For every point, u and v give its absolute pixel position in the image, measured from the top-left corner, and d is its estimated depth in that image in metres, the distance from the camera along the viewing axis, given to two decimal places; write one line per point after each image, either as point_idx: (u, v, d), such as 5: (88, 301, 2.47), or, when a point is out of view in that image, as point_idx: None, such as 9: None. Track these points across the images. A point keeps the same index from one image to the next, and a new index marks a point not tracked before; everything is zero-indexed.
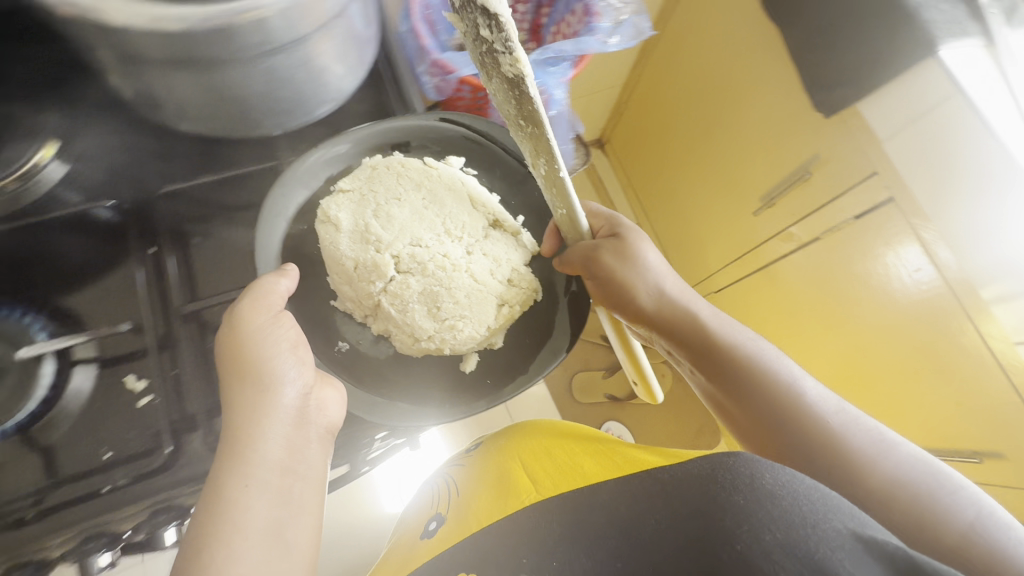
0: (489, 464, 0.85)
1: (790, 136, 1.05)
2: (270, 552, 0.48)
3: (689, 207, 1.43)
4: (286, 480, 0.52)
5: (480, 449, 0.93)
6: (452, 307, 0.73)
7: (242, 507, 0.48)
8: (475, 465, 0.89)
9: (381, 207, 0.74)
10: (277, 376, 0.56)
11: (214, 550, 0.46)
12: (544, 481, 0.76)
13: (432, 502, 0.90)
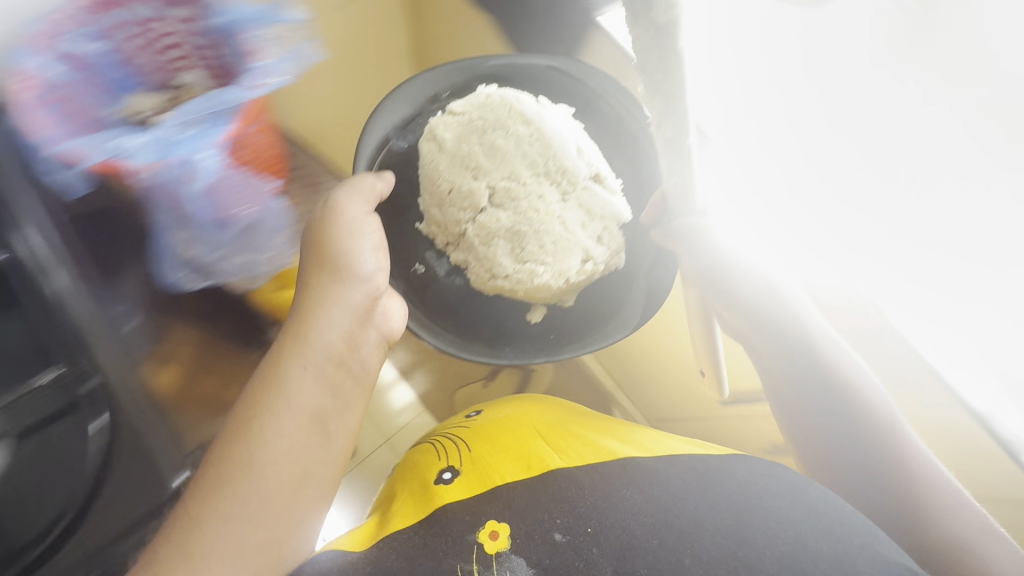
0: (503, 426, 0.73)
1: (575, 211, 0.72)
2: (316, 439, 0.50)
3: None
4: (345, 377, 0.54)
5: (485, 415, 0.78)
6: (537, 248, 0.70)
7: (300, 392, 0.50)
8: (478, 430, 0.73)
9: (495, 136, 0.71)
10: (359, 277, 0.56)
11: (271, 423, 0.48)
12: (568, 448, 0.66)
13: (414, 482, 0.68)
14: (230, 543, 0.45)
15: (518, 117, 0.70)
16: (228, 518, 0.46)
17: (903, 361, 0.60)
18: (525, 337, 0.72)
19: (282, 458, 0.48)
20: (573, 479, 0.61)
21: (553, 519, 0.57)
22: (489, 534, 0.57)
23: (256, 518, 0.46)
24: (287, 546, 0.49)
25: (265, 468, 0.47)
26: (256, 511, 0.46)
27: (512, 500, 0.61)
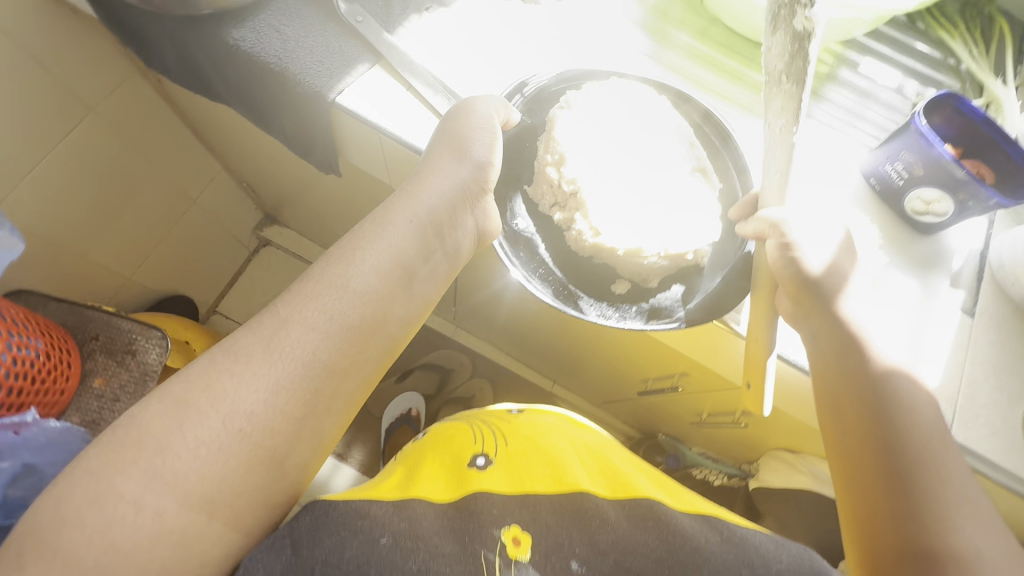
0: (541, 435, 0.65)
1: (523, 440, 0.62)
2: (405, 276, 0.49)
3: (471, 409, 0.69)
4: (441, 243, 0.52)
5: (527, 412, 0.70)
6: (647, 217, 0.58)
7: (399, 237, 0.49)
8: (517, 426, 0.66)
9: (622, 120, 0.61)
10: (469, 180, 0.52)
11: (367, 258, 0.48)
12: (598, 476, 0.61)
13: (446, 459, 0.62)
14: (302, 346, 0.44)
15: (638, 107, 0.61)
16: (307, 326, 0.45)
17: (970, 400, 0.53)
18: (611, 302, 0.59)
19: (369, 294, 0.47)
20: (601, 509, 0.57)
21: (575, 547, 0.54)
22: (512, 538, 0.53)
23: (332, 334, 0.45)
24: (332, 415, 0.45)
25: (354, 295, 0.47)
26: (331, 328, 0.45)
27: (538, 509, 0.56)
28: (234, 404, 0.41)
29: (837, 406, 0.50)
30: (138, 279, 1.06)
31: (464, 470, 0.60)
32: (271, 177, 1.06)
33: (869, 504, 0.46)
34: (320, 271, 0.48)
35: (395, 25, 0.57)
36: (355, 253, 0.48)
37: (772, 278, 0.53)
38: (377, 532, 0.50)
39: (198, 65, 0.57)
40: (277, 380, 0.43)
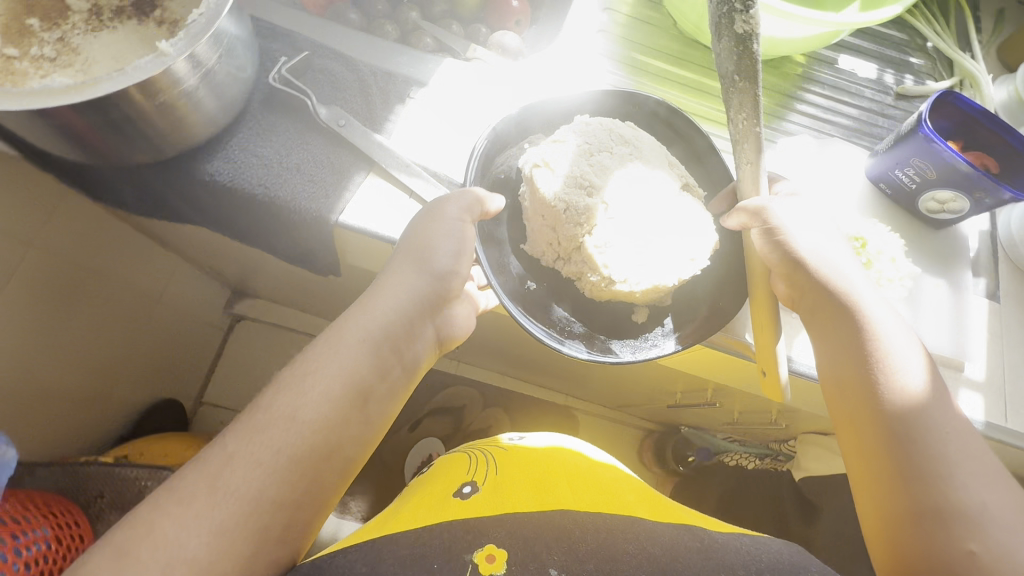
0: (539, 461, 0.55)
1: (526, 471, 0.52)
2: (361, 399, 0.42)
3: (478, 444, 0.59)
4: (397, 355, 0.45)
5: (526, 439, 0.60)
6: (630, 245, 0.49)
7: (354, 352, 0.43)
8: (515, 454, 0.56)
9: (607, 165, 0.50)
10: (427, 283, 0.46)
11: (321, 381, 0.41)
12: (593, 497, 0.50)
13: (431, 490, 0.52)
14: (250, 485, 0.37)
15: (621, 142, 0.51)
16: (254, 462, 0.38)
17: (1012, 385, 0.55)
18: (635, 337, 0.51)
19: (323, 421, 0.41)
20: (591, 530, 0.45)
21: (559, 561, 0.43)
22: (483, 555, 0.43)
23: (281, 470, 0.38)
24: (286, 546, 0.39)
25: (306, 424, 0.40)
26: (281, 464, 0.38)
27: (518, 528, 0.46)
28: (173, 552, 0.34)
29: (831, 370, 0.46)
30: (115, 391, 0.92)
31: (446, 497, 0.50)
32: (234, 263, 0.96)
33: (881, 479, 0.42)
34: (271, 397, 0.41)
35: (381, 122, 0.52)
36: (307, 375, 0.41)
37: (762, 264, 0.48)
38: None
39: (168, 200, 0.50)
40: (221, 524, 0.36)
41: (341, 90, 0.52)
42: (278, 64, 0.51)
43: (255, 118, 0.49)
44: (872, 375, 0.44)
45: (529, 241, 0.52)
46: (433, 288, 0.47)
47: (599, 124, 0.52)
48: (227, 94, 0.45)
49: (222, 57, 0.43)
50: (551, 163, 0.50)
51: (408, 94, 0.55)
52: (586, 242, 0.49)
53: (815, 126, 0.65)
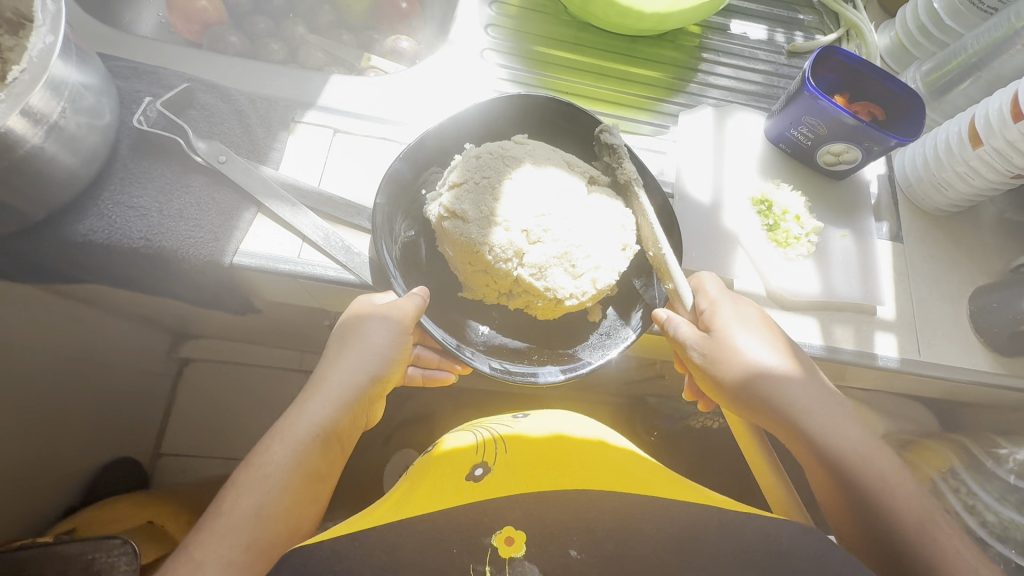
0: (552, 439, 0.50)
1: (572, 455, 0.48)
2: (315, 494, 0.43)
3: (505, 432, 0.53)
4: (344, 445, 0.45)
5: (533, 418, 0.56)
6: (575, 255, 0.49)
7: (307, 449, 0.43)
8: (525, 434, 0.52)
9: (506, 190, 0.49)
10: (372, 382, 0.45)
11: (278, 480, 0.41)
12: (607, 471, 0.46)
13: (438, 471, 0.48)
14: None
15: (517, 154, 0.51)
16: (222, 563, 0.38)
17: (921, 319, 0.58)
18: (588, 336, 0.52)
19: (282, 519, 0.41)
20: (607, 506, 0.42)
21: (571, 533, 0.41)
22: (501, 538, 0.41)
23: (248, 566, 0.39)
24: None
25: (269, 521, 0.40)
26: (247, 563, 0.39)
27: (534, 507, 0.42)
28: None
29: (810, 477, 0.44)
30: (54, 468, 0.84)
31: (458, 480, 0.46)
32: (159, 311, 0.89)
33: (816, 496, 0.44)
34: (233, 498, 0.40)
35: (266, 152, 0.50)
36: (262, 474, 0.41)
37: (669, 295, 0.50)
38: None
39: (46, 268, 0.46)
40: None
41: (219, 124, 0.50)
42: (142, 104, 0.48)
43: (125, 166, 0.46)
44: (848, 482, 0.41)
45: (466, 287, 0.51)
46: (375, 386, 0.46)
47: (483, 153, 0.50)
48: (84, 147, 0.43)
49: (67, 109, 0.40)
50: (456, 210, 0.48)
51: (293, 118, 0.52)
52: (517, 272, 0.48)
53: (715, 94, 0.66)
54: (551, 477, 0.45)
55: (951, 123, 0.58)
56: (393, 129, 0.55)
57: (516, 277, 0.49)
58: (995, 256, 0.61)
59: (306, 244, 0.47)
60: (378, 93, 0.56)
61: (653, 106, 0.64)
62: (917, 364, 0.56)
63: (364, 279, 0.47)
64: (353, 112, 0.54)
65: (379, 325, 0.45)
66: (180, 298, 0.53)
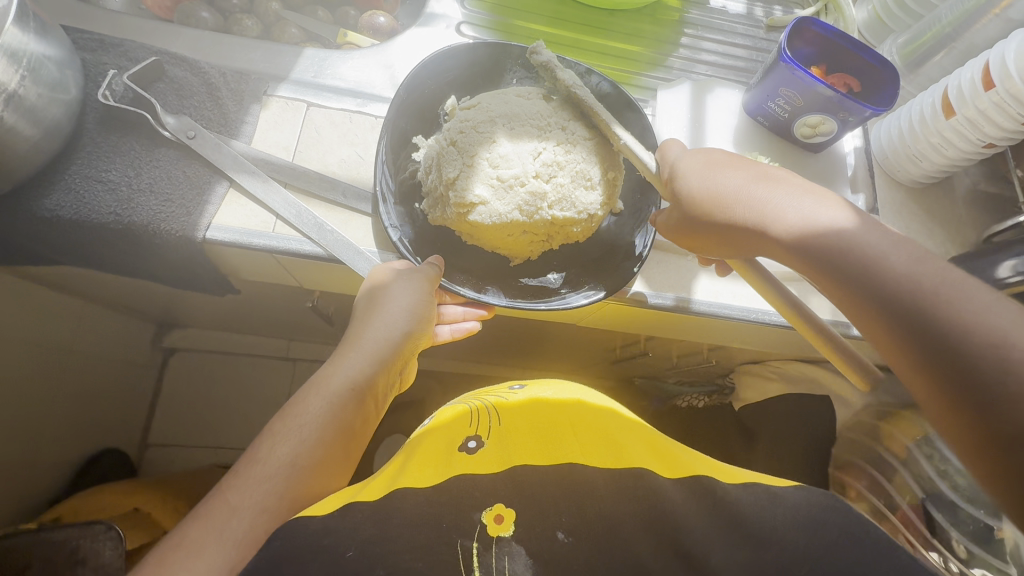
0: (550, 409, 0.48)
1: (573, 431, 0.46)
2: (351, 449, 0.42)
3: (501, 398, 0.51)
4: (376, 405, 0.46)
5: (530, 389, 0.53)
6: (585, 167, 0.49)
7: (348, 399, 0.43)
8: (522, 404, 0.49)
9: (500, 152, 0.48)
10: (403, 338, 0.46)
11: (313, 433, 0.41)
12: (603, 447, 0.45)
13: (430, 445, 0.45)
14: (254, 532, 0.36)
15: (479, 108, 0.50)
16: (258, 509, 0.37)
17: None
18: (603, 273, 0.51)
19: (317, 470, 0.40)
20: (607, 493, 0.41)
21: (562, 515, 0.40)
22: (490, 516, 0.39)
23: (282, 515, 0.38)
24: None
25: (302, 469, 0.40)
26: (281, 511, 0.38)
27: (527, 485, 0.42)
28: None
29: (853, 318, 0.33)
30: (42, 459, 0.83)
31: (451, 454, 0.44)
32: (142, 299, 0.87)
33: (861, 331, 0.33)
34: (268, 445, 0.40)
35: (237, 126, 0.49)
36: (298, 424, 0.41)
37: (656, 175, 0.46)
38: (338, 544, 0.35)
39: (15, 245, 0.45)
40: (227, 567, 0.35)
41: (188, 97, 0.49)
42: (107, 77, 0.46)
43: (92, 140, 0.45)
44: (871, 289, 0.32)
45: (513, 255, 0.51)
46: (408, 342, 0.47)
47: (462, 132, 0.49)
48: (47, 118, 0.42)
49: (27, 78, 0.39)
50: (456, 190, 0.47)
51: (266, 91, 0.52)
52: (554, 213, 0.49)
53: (697, 69, 0.66)
54: (557, 453, 0.44)
55: (924, 95, 0.58)
56: (367, 102, 0.54)
57: (552, 222, 0.49)
58: (969, 225, 0.62)
59: (280, 218, 0.47)
60: (354, 66, 0.56)
61: (634, 80, 0.64)
62: None
63: (333, 255, 0.46)
64: (328, 86, 0.54)
65: (407, 281, 0.46)
66: (156, 277, 0.52)
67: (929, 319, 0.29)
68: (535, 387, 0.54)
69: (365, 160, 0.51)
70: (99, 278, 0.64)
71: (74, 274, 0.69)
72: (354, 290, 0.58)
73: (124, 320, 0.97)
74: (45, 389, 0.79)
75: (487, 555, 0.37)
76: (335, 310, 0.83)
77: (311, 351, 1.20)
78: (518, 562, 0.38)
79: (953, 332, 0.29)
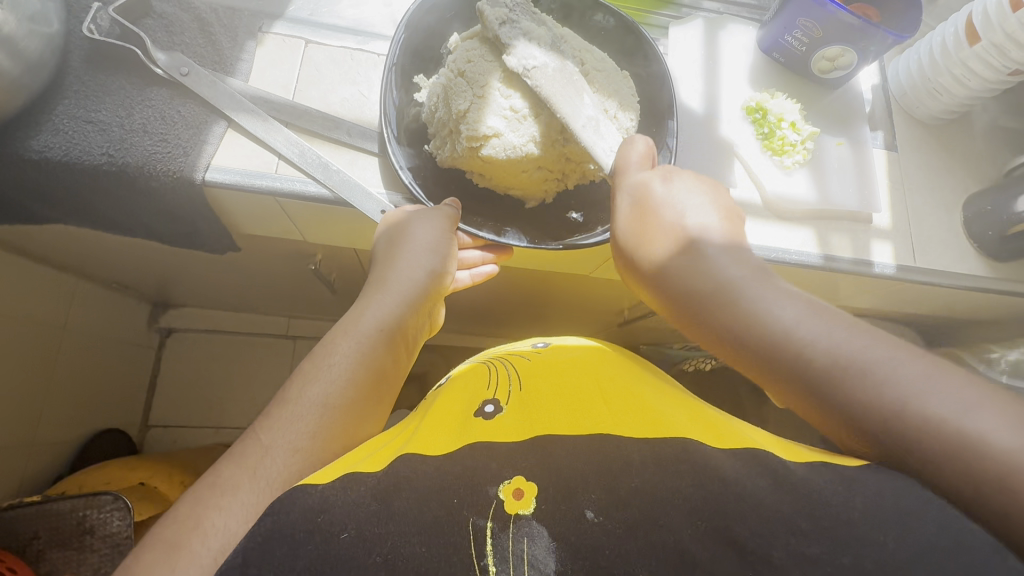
0: (571, 373, 0.46)
1: (600, 395, 0.43)
2: (382, 392, 0.41)
3: (525, 364, 0.49)
4: (406, 350, 0.44)
5: (554, 350, 0.51)
6: (601, 96, 0.47)
7: (377, 339, 0.41)
8: (544, 366, 0.48)
9: (510, 83, 0.46)
10: (428, 278, 0.45)
11: (344, 372, 0.39)
12: (636, 412, 0.41)
13: (447, 407, 0.43)
14: (289, 472, 0.35)
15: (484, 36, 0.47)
16: (290, 448, 0.35)
17: (920, 224, 0.57)
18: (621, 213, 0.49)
19: (348, 410, 0.38)
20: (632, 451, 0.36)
21: (590, 489, 0.34)
22: (509, 490, 0.34)
23: (317, 454, 0.36)
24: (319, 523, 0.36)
25: (332, 409, 0.38)
26: (315, 450, 0.36)
27: (548, 455, 0.36)
28: (224, 539, 0.31)
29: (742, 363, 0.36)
30: (43, 437, 0.82)
31: (467, 418, 0.41)
32: (136, 274, 0.85)
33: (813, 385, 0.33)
34: (301, 386, 0.38)
35: (233, 64, 0.47)
36: (328, 364, 0.39)
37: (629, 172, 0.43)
38: (332, 525, 0.30)
39: (4, 197, 0.43)
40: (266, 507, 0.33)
41: (178, 34, 0.46)
42: (91, 12, 0.44)
43: (78, 79, 0.43)
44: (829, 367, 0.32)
45: (528, 197, 0.50)
46: (434, 283, 0.46)
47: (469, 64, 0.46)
48: (28, 53, 0.39)
49: (5, 5, 0.36)
50: (470, 123, 0.45)
51: (260, 29, 0.49)
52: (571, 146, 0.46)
53: (703, 5, 0.63)
54: (578, 415, 0.40)
55: (946, 25, 0.56)
56: (368, 39, 0.51)
57: (568, 156, 0.47)
58: (989, 160, 0.61)
59: (283, 159, 0.44)
60: (351, 4, 0.53)
61: (645, 19, 0.61)
62: (915, 268, 0.55)
63: (341, 196, 0.44)
64: (326, 24, 0.51)
65: (427, 219, 0.45)
66: (155, 234, 0.50)
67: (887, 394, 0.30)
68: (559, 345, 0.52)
69: (368, 99, 0.49)
70: (93, 244, 0.61)
71: (65, 245, 0.66)
72: (360, 243, 0.56)
73: (119, 298, 0.94)
74: (45, 365, 0.77)
75: (501, 538, 0.31)
76: (338, 276, 0.81)
77: (313, 328, 1.18)
78: (538, 545, 0.31)
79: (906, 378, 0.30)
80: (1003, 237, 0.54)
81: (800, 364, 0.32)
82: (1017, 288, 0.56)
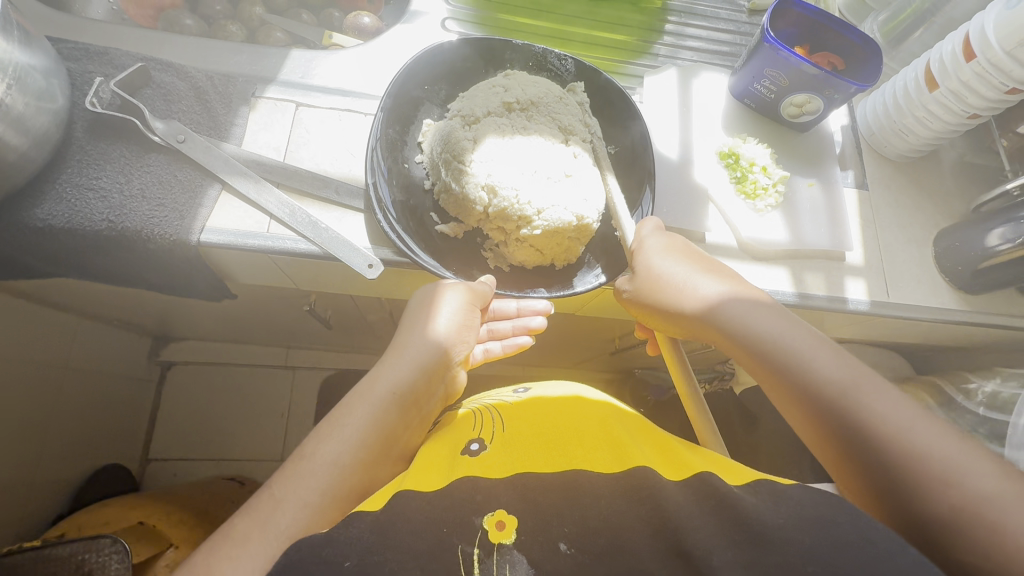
0: (548, 407, 0.47)
1: (578, 430, 0.44)
2: (391, 455, 0.41)
3: (502, 404, 0.49)
4: (422, 412, 0.44)
5: (532, 391, 0.52)
6: (565, 124, 0.52)
7: (393, 402, 0.42)
8: (525, 404, 0.48)
9: (549, 170, 0.50)
10: (446, 348, 0.45)
11: (357, 433, 0.40)
12: (606, 449, 0.42)
13: (433, 446, 0.44)
14: (296, 526, 0.36)
15: (454, 128, 0.51)
16: (302, 503, 0.36)
17: (894, 259, 0.59)
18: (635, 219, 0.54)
19: (358, 474, 0.39)
20: (610, 497, 0.38)
21: (564, 520, 0.36)
22: (493, 521, 0.36)
23: (324, 510, 0.37)
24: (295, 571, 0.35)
25: (344, 472, 0.38)
26: (325, 507, 0.37)
27: (529, 489, 0.38)
28: None
29: (787, 414, 0.39)
30: (45, 477, 0.83)
31: (454, 457, 0.42)
32: (136, 313, 0.87)
33: (843, 462, 0.36)
34: (318, 441, 0.40)
35: (227, 128, 0.49)
36: (341, 425, 0.40)
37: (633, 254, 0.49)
38: (337, 555, 0.32)
39: (9, 260, 0.45)
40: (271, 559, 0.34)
41: (176, 102, 0.49)
42: (94, 85, 0.47)
43: (81, 149, 0.45)
44: (841, 415, 0.36)
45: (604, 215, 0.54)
46: (451, 353, 0.45)
47: (507, 209, 0.49)
48: (35, 129, 0.42)
49: (13, 87, 0.39)
50: (579, 215, 0.49)
51: (253, 93, 0.52)
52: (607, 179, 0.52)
53: (681, 54, 0.66)
54: (560, 448, 0.42)
55: (907, 70, 0.59)
56: (355, 99, 0.54)
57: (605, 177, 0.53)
58: (957, 196, 0.63)
59: (275, 218, 0.46)
60: (340, 66, 0.56)
61: (621, 68, 0.64)
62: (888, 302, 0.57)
63: (329, 252, 0.46)
64: (315, 85, 0.54)
65: (456, 293, 0.46)
66: (152, 288, 0.52)
67: (870, 435, 0.35)
68: (547, 385, 0.53)
69: (356, 157, 0.51)
70: (91, 292, 0.63)
71: (64, 293, 0.68)
72: (350, 291, 0.58)
73: (121, 337, 0.96)
74: (47, 405, 0.79)
75: (486, 564, 0.34)
76: (332, 313, 0.82)
77: (310, 360, 1.20)
78: (518, 572, 0.34)
79: (873, 433, 0.35)
80: (973, 271, 0.56)
81: (888, 455, 0.34)
82: (989, 320, 0.58)
